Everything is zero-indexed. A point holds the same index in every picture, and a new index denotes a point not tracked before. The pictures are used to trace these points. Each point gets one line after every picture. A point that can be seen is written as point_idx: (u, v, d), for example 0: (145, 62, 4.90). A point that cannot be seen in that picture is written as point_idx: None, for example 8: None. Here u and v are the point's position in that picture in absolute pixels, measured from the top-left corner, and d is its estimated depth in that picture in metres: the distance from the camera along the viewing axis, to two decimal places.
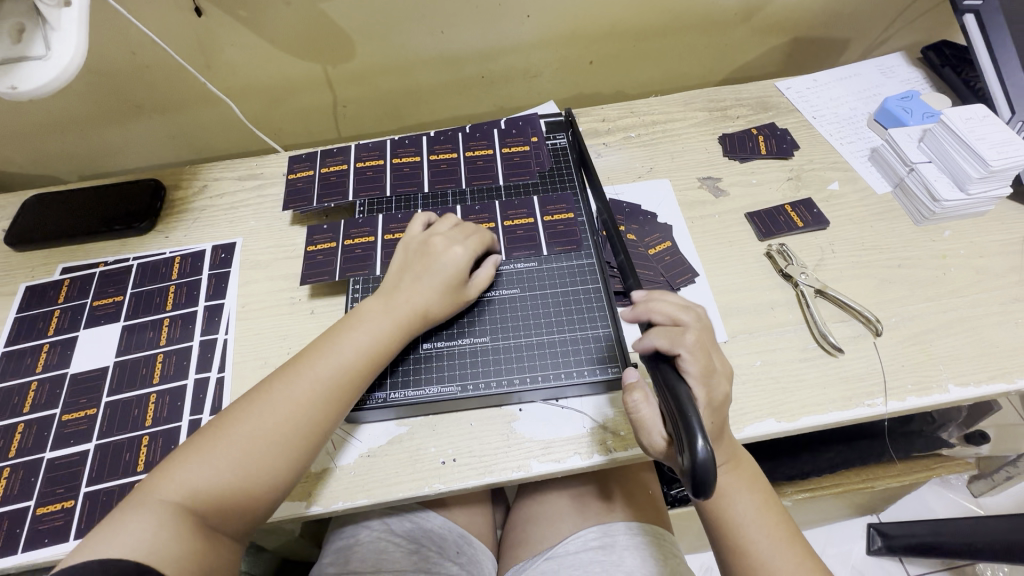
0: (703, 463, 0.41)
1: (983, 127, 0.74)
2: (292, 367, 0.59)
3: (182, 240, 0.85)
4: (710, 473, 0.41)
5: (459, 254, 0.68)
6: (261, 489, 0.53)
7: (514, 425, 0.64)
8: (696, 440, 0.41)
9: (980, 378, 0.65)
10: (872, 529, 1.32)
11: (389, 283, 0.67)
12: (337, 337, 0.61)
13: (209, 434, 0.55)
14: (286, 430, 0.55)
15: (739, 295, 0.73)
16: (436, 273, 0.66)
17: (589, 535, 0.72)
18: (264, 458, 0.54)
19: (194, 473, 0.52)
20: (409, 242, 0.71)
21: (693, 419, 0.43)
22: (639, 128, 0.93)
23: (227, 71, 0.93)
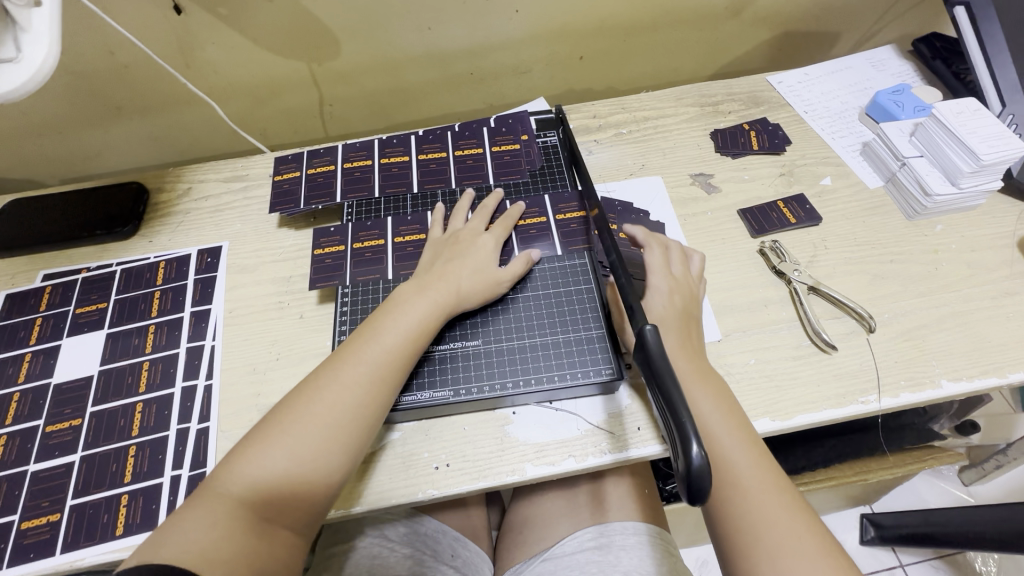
0: (698, 471, 0.40)
1: (974, 121, 0.74)
2: (337, 356, 0.60)
3: (166, 244, 0.83)
4: (705, 480, 0.41)
5: (487, 238, 0.71)
6: (318, 477, 0.53)
7: (507, 428, 0.64)
8: (691, 447, 0.41)
9: (973, 373, 0.65)
10: (866, 520, 1.34)
11: (421, 271, 0.69)
12: (378, 322, 0.62)
13: (262, 428, 0.55)
14: (336, 414, 0.55)
15: (733, 293, 0.73)
16: (466, 256, 0.69)
17: (585, 536, 0.71)
18: (318, 445, 0.53)
19: (251, 466, 0.52)
20: (433, 238, 0.73)
21: (688, 424, 0.42)
22: (630, 125, 0.92)
23: (209, 69, 0.91)
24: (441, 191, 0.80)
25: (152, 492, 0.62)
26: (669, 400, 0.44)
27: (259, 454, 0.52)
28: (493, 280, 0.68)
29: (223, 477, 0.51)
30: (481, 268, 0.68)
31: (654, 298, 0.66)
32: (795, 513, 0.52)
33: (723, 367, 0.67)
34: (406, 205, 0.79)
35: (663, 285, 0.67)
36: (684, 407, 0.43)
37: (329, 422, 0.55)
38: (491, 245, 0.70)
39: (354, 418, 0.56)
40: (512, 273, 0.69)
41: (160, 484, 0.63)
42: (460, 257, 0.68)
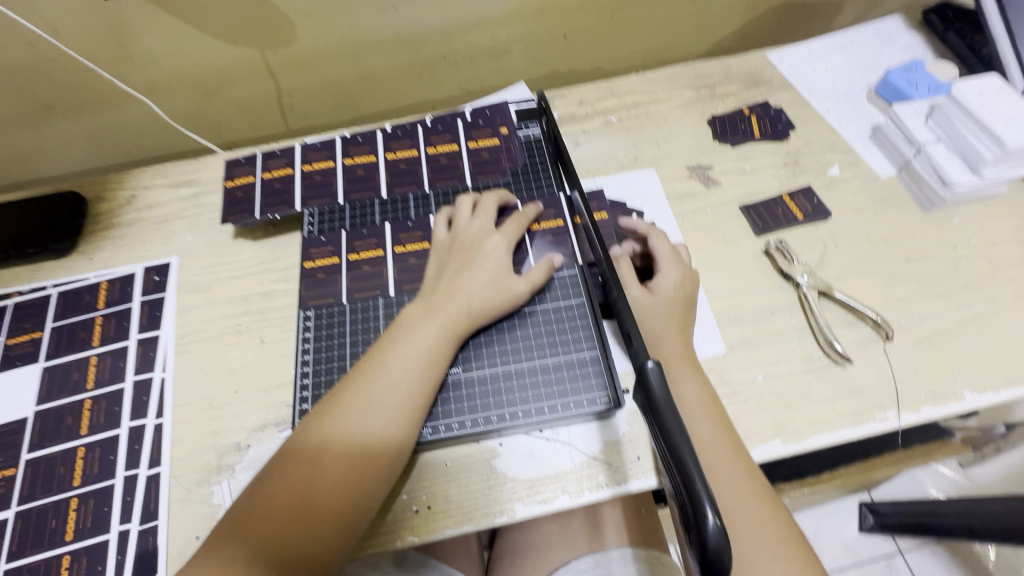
0: (715, 545, 0.34)
1: (998, 101, 0.67)
2: (342, 395, 0.53)
3: (108, 262, 0.74)
4: (723, 555, 0.34)
5: (498, 242, 0.63)
6: (332, 537, 0.47)
7: (494, 464, 0.58)
8: (705, 515, 0.35)
9: (997, 383, 0.60)
10: (862, 508, 1.19)
11: (427, 287, 0.61)
12: (383, 354, 0.55)
13: (263, 484, 0.49)
14: (345, 466, 0.49)
15: (736, 300, 0.67)
16: (476, 267, 0.61)
17: (582, 566, 0.66)
18: (328, 503, 0.48)
19: (254, 530, 0.46)
20: (437, 244, 0.65)
21: (700, 485, 0.36)
22: (620, 112, 0.84)
23: (148, 61, 0.81)
24: (413, 195, 0.72)
25: (98, 551, 0.56)
26: (675, 454, 0.38)
27: (265, 516, 0.47)
28: (509, 292, 0.60)
29: (228, 543, 0.46)
30: (494, 280, 0.60)
31: (663, 280, 0.62)
32: (792, 568, 0.47)
33: (729, 385, 0.61)
34: (374, 211, 0.71)
35: (673, 271, 0.63)
36: (694, 464, 0.37)
37: (337, 475, 0.49)
38: (503, 249, 0.63)
39: (365, 469, 0.50)
40: (532, 282, 0.61)
41: (107, 540, 0.56)
42: (469, 268, 0.61)
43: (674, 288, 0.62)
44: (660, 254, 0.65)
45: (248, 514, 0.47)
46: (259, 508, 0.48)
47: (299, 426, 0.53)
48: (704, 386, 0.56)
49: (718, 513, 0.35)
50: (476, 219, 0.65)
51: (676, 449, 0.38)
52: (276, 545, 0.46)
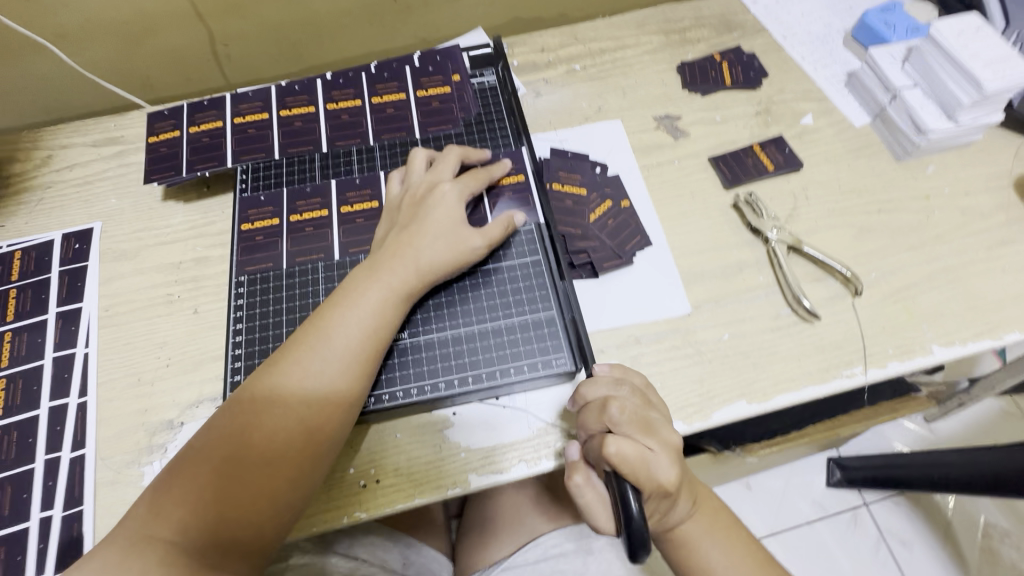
0: (638, 524, 0.42)
1: (977, 41, 0.63)
2: (279, 363, 0.48)
3: (22, 229, 0.67)
4: (644, 535, 0.41)
5: (452, 195, 0.57)
6: (266, 515, 0.44)
7: (447, 433, 0.54)
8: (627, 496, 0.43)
9: (965, 336, 0.58)
10: (832, 463, 1.20)
11: (376, 246, 0.56)
12: (324, 319, 0.49)
13: (189, 459, 0.45)
14: (281, 441, 0.45)
15: (704, 257, 0.63)
16: (427, 220, 0.55)
17: (550, 541, 0.63)
18: (263, 480, 0.44)
19: (179, 509, 0.43)
20: (391, 198, 0.60)
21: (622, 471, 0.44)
22: (584, 59, 0.78)
23: (53, 4, 0.71)
24: (357, 148, 0.66)
25: (18, 541, 0.51)
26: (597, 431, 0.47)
27: (193, 492, 0.43)
28: (464, 251, 0.55)
29: (147, 522, 0.42)
30: (446, 236, 0.55)
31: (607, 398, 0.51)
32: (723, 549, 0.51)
33: (693, 345, 0.58)
34: (315, 167, 0.65)
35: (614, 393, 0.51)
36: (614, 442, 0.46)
37: (272, 451, 0.45)
38: (458, 204, 0.57)
39: (303, 445, 0.46)
40: (489, 238, 0.57)
41: (28, 529, 0.52)
42: (421, 223, 0.55)
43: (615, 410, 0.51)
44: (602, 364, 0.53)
45: (173, 490, 0.44)
46: (185, 484, 0.44)
47: (233, 395, 0.48)
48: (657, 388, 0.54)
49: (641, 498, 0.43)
50: (434, 170, 0.60)
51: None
52: (203, 524, 0.43)
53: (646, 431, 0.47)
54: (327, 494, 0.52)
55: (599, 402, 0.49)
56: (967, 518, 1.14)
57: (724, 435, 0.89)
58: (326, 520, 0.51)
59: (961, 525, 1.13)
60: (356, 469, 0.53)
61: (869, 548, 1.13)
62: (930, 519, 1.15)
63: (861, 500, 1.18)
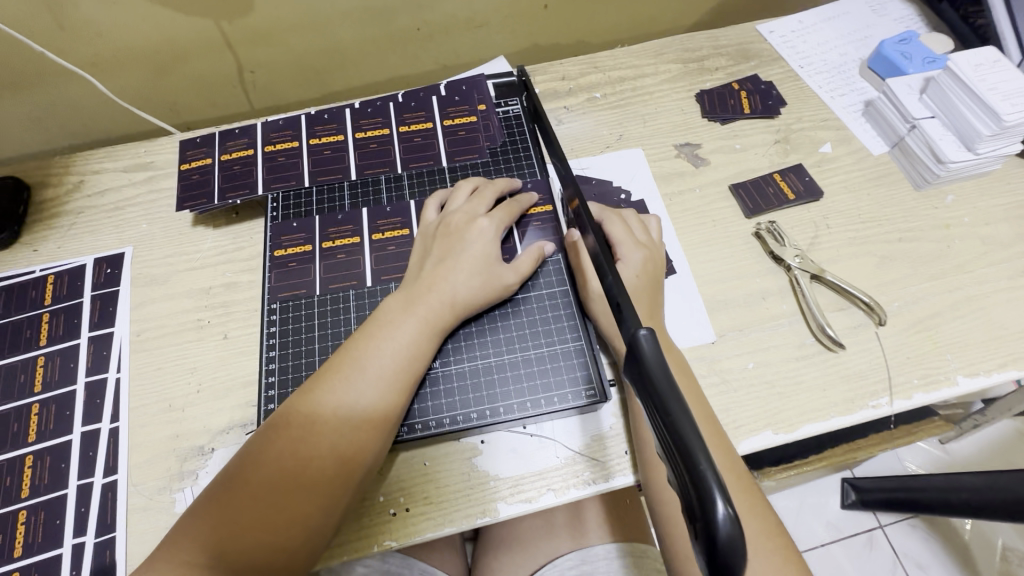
0: (727, 539, 0.28)
1: (995, 75, 0.64)
2: (315, 391, 0.49)
3: (55, 253, 0.68)
4: (735, 551, 0.28)
5: (484, 227, 0.58)
6: (298, 542, 0.44)
7: (475, 461, 0.55)
8: (714, 504, 0.28)
9: (990, 367, 0.59)
10: (845, 483, 1.19)
11: (410, 276, 0.57)
12: (360, 348, 0.50)
13: (225, 483, 0.46)
14: (314, 469, 0.46)
15: (727, 286, 0.64)
16: (461, 253, 0.56)
17: (566, 563, 0.64)
18: (295, 506, 0.45)
19: (215, 534, 0.43)
20: (425, 228, 0.61)
21: (705, 466, 0.29)
22: (605, 87, 0.79)
23: (89, 33, 0.74)
24: (385, 176, 0.67)
25: (50, 567, 0.52)
26: (676, 437, 0.31)
27: (228, 518, 0.44)
28: (496, 282, 0.56)
29: (185, 545, 0.43)
30: (479, 268, 0.56)
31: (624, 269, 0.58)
32: (773, 563, 0.45)
33: (719, 374, 0.59)
34: (344, 195, 0.67)
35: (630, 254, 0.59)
36: (702, 455, 0.30)
37: (305, 478, 0.45)
38: (490, 235, 0.58)
39: (336, 473, 0.46)
40: (520, 270, 0.58)
41: (60, 555, 0.52)
42: (454, 255, 0.56)
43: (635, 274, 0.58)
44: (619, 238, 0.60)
45: (209, 515, 0.44)
46: (221, 509, 0.44)
47: (269, 420, 0.49)
48: (685, 382, 0.52)
49: (729, 501, 0.29)
50: (467, 202, 0.61)
51: (676, 429, 0.31)
52: (237, 549, 0.43)
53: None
54: (357, 522, 0.52)
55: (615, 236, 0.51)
56: (985, 541, 1.12)
57: None
58: (356, 547, 0.51)
59: (978, 546, 1.12)
60: (385, 497, 0.53)
61: (885, 572, 1.12)
62: (946, 541, 1.14)
63: (876, 522, 1.18)
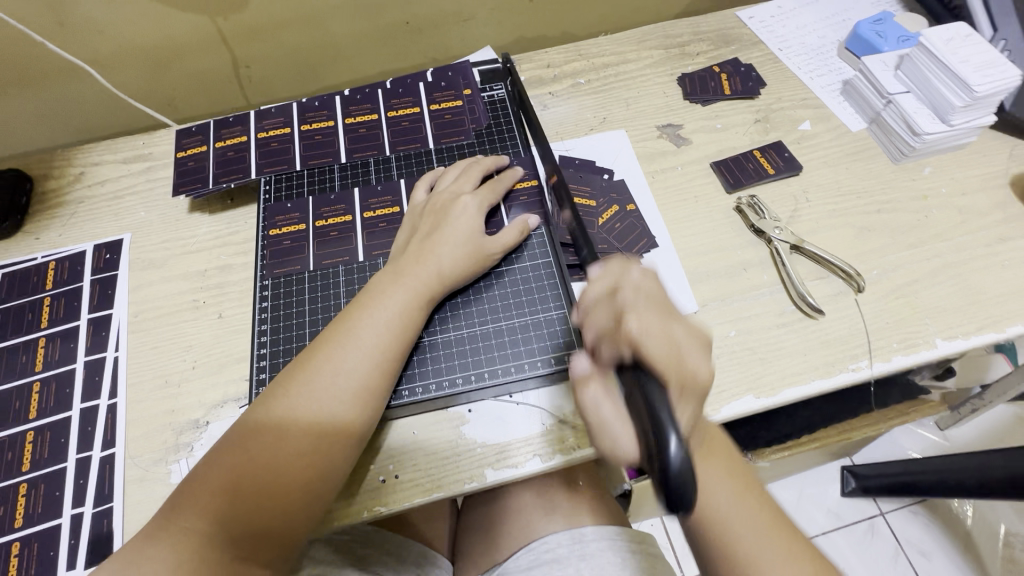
0: (676, 470, 0.36)
1: (966, 48, 0.66)
2: (310, 361, 0.50)
3: (56, 241, 0.70)
4: (683, 482, 0.36)
5: (470, 203, 0.60)
6: (296, 509, 0.46)
7: (462, 429, 0.56)
8: (670, 445, 0.36)
9: (968, 329, 0.60)
10: (845, 471, 1.19)
11: (397, 253, 0.59)
12: (353, 319, 0.52)
13: (224, 452, 0.47)
14: (310, 438, 0.47)
15: (709, 258, 0.65)
16: (448, 230, 0.58)
17: (543, 547, 0.61)
18: (297, 472, 0.46)
19: (214, 503, 0.44)
20: (414, 207, 0.63)
21: (667, 416, 0.37)
22: (589, 74, 0.81)
23: (90, 31, 0.76)
24: (373, 159, 0.69)
25: (50, 537, 0.53)
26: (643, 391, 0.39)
27: (229, 486, 0.45)
28: (480, 256, 0.58)
29: (184, 515, 0.44)
30: (466, 243, 0.58)
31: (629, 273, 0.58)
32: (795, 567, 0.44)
33: None
34: (334, 177, 0.69)
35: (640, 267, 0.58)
36: (661, 397, 0.38)
37: (303, 446, 0.47)
38: (475, 210, 0.60)
39: (332, 441, 0.48)
40: (503, 243, 0.60)
41: (60, 525, 0.54)
42: (440, 230, 0.58)
43: None
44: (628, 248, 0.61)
45: (209, 483, 0.45)
46: (223, 479, 0.45)
47: (266, 391, 0.50)
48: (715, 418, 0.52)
49: (681, 439, 0.37)
50: (454, 182, 0.63)
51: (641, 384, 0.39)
52: (236, 518, 0.44)
53: (668, 316, 0.47)
54: (346, 491, 0.53)
55: (606, 294, 0.48)
56: (985, 526, 1.11)
57: (735, 439, 0.89)
58: (347, 515, 0.52)
59: (979, 533, 1.11)
60: (374, 464, 0.54)
61: (886, 559, 1.12)
62: (947, 527, 1.14)
63: (877, 509, 1.17)
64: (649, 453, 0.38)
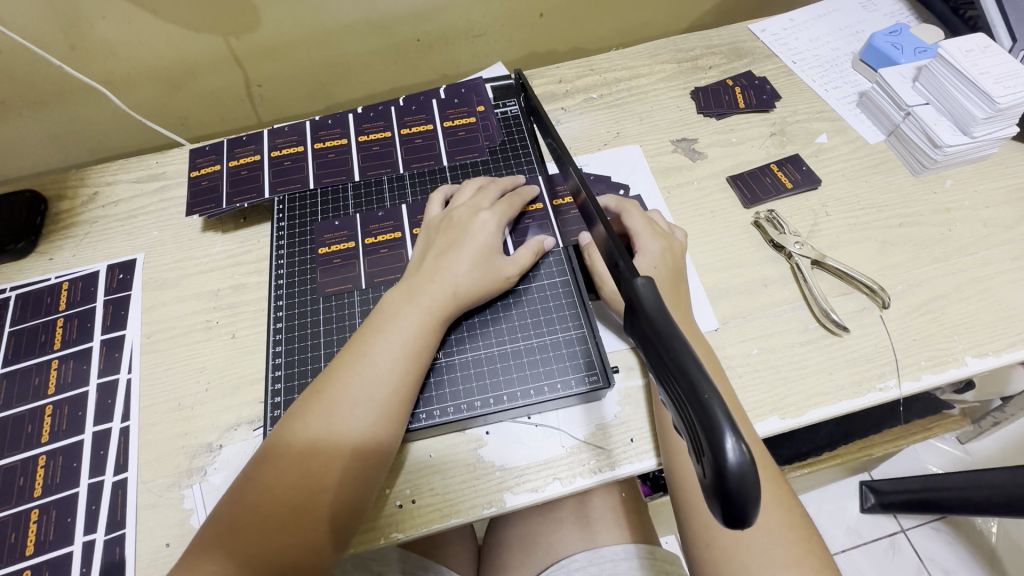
0: (736, 468, 0.28)
1: (986, 60, 0.65)
2: (325, 390, 0.49)
3: (70, 261, 0.70)
4: (747, 485, 0.28)
5: (487, 221, 0.59)
6: (322, 542, 0.44)
7: (480, 452, 0.55)
8: (724, 440, 0.28)
9: (998, 347, 0.58)
10: (863, 487, 1.16)
11: (413, 268, 0.58)
12: (367, 342, 0.51)
13: (242, 490, 0.45)
14: (331, 470, 0.46)
15: (728, 274, 0.64)
16: (463, 247, 0.57)
17: (574, 565, 0.61)
18: (315, 505, 0.44)
19: (236, 543, 0.43)
20: (430, 221, 0.62)
21: (716, 405, 0.29)
22: (601, 88, 0.81)
23: (105, 53, 0.77)
24: (387, 177, 0.69)
25: (61, 564, 0.52)
26: (683, 374, 0.31)
27: (249, 527, 0.43)
28: (497, 275, 0.57)
29: (205, 559, 0.42)
30: (482, 262, 0.57)
31: (643, 260, 0.58)
32: (794, 555, 0.43)
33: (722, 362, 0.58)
34: (347, 196, 0.68)
35: (650, 244, 0.59)
36: (707, 382, 0.31)
37: (325, 478, 0.45)
38: (493, 229, 0.59)
39: (354, 470, 0.46)
40: (520, 265, 0.59)
41: (72, 552, 0.53)
42: (458, 248, 0.57)
43: (656, 265, 0.58)
44: (637, 229, 0.61)
45: (230, 523, 0.44)
46: (242, 518, 0.44)
47: (281, 422, 0.49)
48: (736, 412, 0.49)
49: (738, 436, 0.29)
50: (471, 199, 0.62)
51: (680, 362, 0.32)
52: (260, 557, 0.42)
53: None
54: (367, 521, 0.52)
55: None
56: (1013, 545, 1.07)
57: None
58: (371, 543, 0.51)
59: (1007, 552, 1.07)
60: (390, 490, 0.53)
61: None
62: (972, 545, 1.11)
63: (898, 527, 1.14)
64: (698, 453, 0.30)
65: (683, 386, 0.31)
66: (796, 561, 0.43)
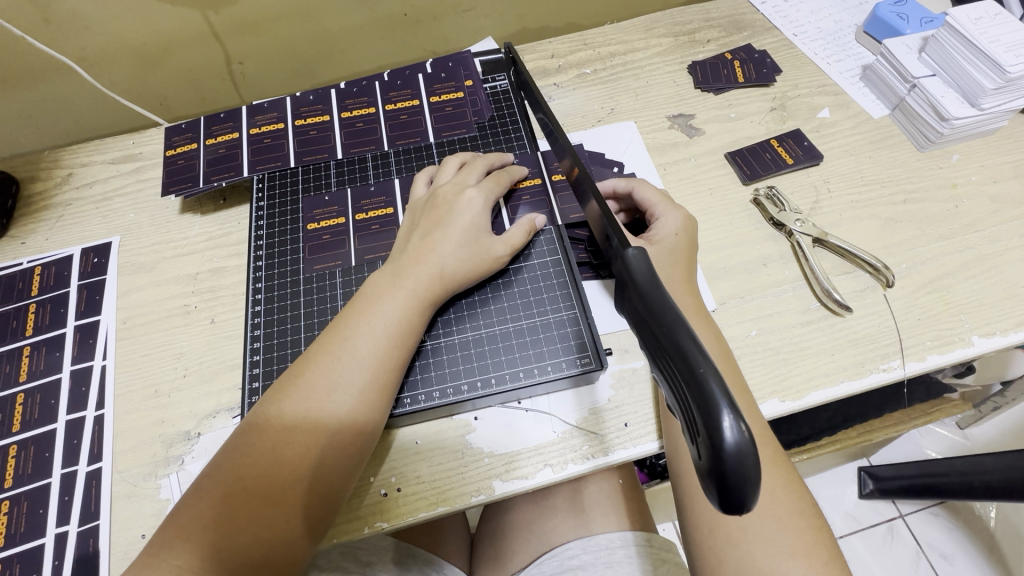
0: (733, 449, 0.26)
1: (996, 27, 0.62)
2: (305, 375, 0.46)
3: (43, 244, 0.68)
4: (746, 468, 0.26)
5: (474, 199, 0.56)
6: (297, 532, 0.42)
7: (469, 438, 0.53)
8: (720, 420, 0.26)
9: (1006, 326, 0.56)
10: (863, 473, 1.15)
11: (396, 251, 0.55)
12: (349, 326, 0.48)
13: (216, 479, 0.43)
14: (308, 459, 0.43)
15: (726, 254, 0.62)
16: (448, 226, 0.54)
17: (568, 553, 0.59)
18: (289, 496, 0.42)
19: (207, 533, 0.41)
20: (415, 202, 0.60)
21: (713, 383, 0.27)
22: (595, 63, 0.78)
23: (76, 28, 0.73)
24: (371, 154, 0.66)
25: (33, 556, 0.50)
26: (678, 350, 0.29)
27: (223, 517, 0.41)
28: (486, 255, 0.54)
29: (175, 549, 0.41)
30: (467, 242, 0.54)
31: (662, 229, 0.55)
32: (802, 542, 0.41)
33: None
34: (330, 174, 0.66)
35: (668, 213, 0.56)
36: (704, 359, 0.29)
37: (301, 467, 0.43)
38: (480, 207, 0.56)
39: (332, 458, 0.44)
40: (510, 244, 0.56)
41: (43, 545, 0.51)
42: (442, 227, 0.54)
43: (676, 233, 0.55)
44: (652, 201, 0.57)
45: (202, 512, 0.42)
46: (216, 508, 0.42)
47: (257, 408, 0.46)
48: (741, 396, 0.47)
49: (737, 416, 0.27)
50: (455, 175, 0.59)
51: (674, 338, 0.30)
52: (232, 549, 0.41)
53: None
54: (347, 509, 0.50)
55: None
56: (1012, 530, 1.06)
57: None
58: (352, 533, 0.49)
59: (1006, 537, 1.06)
60: (374, 478, 0.51)
61: (908, 563, 1.08)
62: (971, 530, 1.10)
63: (897, 512, 1.13)
64: (694, 434, 0.28)
65: (679, 363, 0.29)
66: (804, 552, 0.41)
